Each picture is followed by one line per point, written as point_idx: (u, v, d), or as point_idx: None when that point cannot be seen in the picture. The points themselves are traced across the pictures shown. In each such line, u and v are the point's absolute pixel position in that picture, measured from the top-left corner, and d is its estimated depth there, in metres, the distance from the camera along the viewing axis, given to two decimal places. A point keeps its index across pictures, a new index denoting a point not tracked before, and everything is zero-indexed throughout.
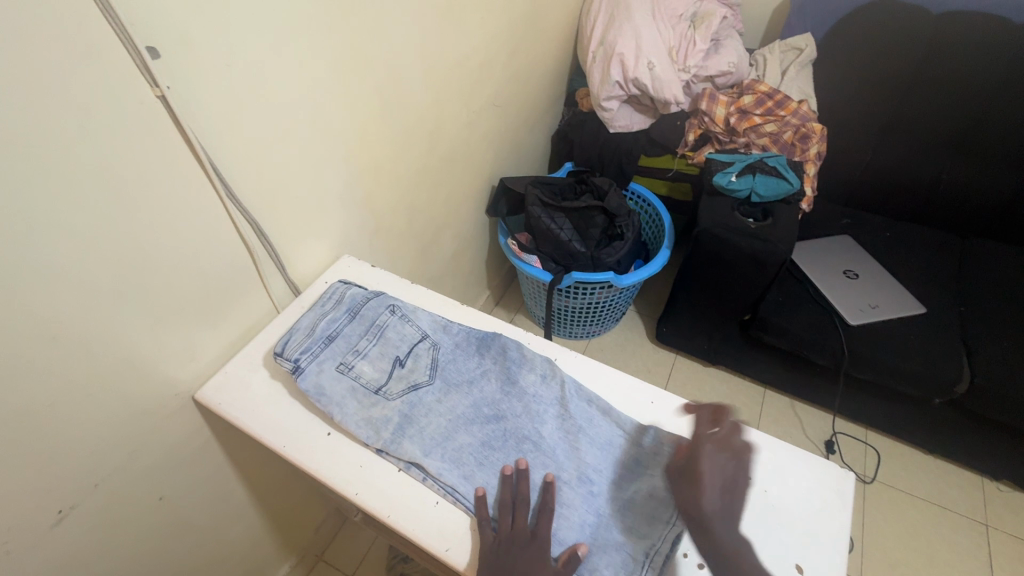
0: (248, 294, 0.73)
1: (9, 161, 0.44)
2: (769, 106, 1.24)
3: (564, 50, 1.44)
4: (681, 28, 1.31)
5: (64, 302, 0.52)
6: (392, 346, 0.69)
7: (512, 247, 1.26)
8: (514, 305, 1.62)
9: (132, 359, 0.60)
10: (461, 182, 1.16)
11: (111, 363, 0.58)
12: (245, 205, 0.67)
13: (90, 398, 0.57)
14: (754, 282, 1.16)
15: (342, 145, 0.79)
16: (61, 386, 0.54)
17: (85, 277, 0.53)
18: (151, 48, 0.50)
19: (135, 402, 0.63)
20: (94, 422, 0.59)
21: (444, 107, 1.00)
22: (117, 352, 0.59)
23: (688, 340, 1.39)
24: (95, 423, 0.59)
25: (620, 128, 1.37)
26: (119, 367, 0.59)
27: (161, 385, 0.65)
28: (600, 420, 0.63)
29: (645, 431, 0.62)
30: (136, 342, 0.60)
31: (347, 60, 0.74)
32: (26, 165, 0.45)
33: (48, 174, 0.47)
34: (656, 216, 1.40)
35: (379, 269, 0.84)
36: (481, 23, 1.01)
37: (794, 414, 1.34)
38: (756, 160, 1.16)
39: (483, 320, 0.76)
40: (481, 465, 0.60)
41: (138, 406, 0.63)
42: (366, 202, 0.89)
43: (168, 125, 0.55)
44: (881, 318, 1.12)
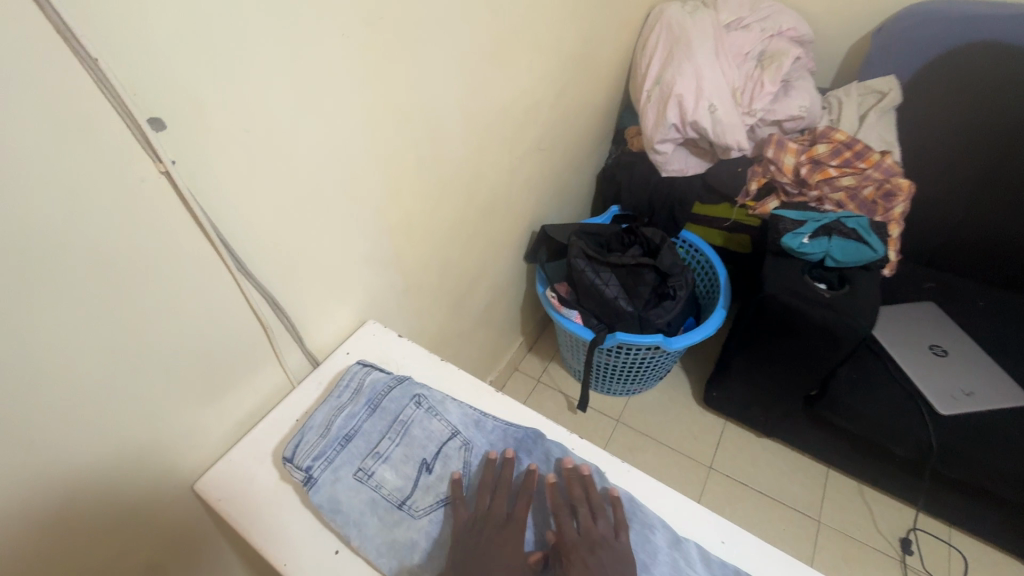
0: (260, 368, 0.66)
1: None
2: (846, 157, 1.09)
3: (615, 86, 1.35)
4: (746, 68, 1.20)
5: (49, 404, 0.45)
6: (418, 447, 0.60)
7: (551, 299, 1.17)
8: (548, 352, 1.52)
9: (124, 452, 0.53)
10: (500, 231, 1.08)
11: (99, 459, 0.51)
12: (261, 279, 0.60)
13: (72, 499, 0.50)
14: (825, 356, 1.02)
15: (373, 204, 0.72)
16: (40, 495, 0.47)
17: (74, 375, 0.46)
18: (154, 120, 0.43)
19: (126, 498, 0.55)
20: (77, 528, 0.51)
21: (486, 155, 0.92)
22: (105, 448, 0.51)
23: (741, 408, 1.26)
24: (77, 527, 0.51)
25: (673, 171, 1.27)
26: (107, 461, 0.52)
27: (153, 475, 0.57)
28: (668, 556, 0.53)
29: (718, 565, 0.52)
30: (127, 434, 0.53)
31: (381, 113, 0.66)
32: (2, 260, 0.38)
33: (29, 268, 0.40)
34: (710, 269, 1.28)
35: (405, 340, 0.76)
36: (529, 65, 0.93)
37: (863, 502, 1.19)
38: (832, 219, 1.01)
39: (520, 410, 0.66)
40: None
41: (129, 503, 0.56)
42: (397, 262, 0.81)
43: (173, 202, 0.48)
44: (979, 410, 0.97)
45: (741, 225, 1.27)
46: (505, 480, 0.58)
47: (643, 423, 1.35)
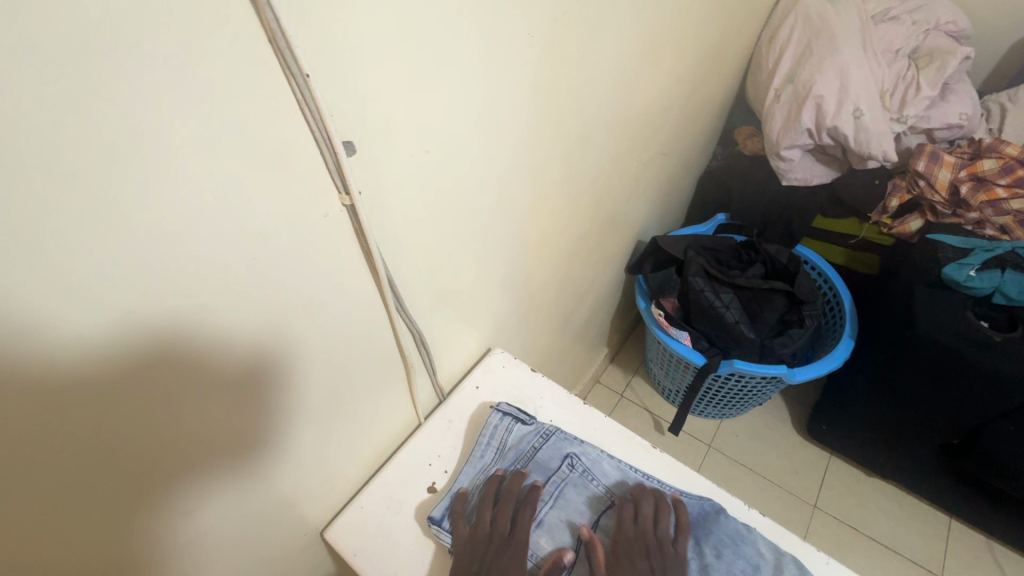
0: (394, 404, 0.59)
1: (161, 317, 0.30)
2: (1019, 176, 0.95)
3: (733, 82, 1.21)
4: (899, 67, 1.05)
5: (67, 319, 0.26)
6: (576, 512, 0.55)
7: (657, 317, 1.07)
8: (631, 365, 1.43)
9: (187, 400, 0.34)
10: (613, 241, 0.99)
11: (153, 408, 0.32)
12: (413, 314, 0.52)
13: (106, 463, 0.32)
14: (985, 406, 0.89)
15: (517, 222, 0.63)
16: (130, 510, 0.35)
17: (115, 285, 0.27)
18: (347, 142, 0.35)
19: (180, 468, 0.37)
20: (171, 547, 0.39)
21: (618, 163, 0.82)
22: (164, 392, 0.33)
23: (854, 445, 1.15)
24: (103, 506, 0.33)
25: (795, 180, 1.14)
26: (162, 410, 0.33)
27: (221, 442, 0.39)
28: None
29: None
30: (196, 372, 0.34)
31: (543, 121, 0.57)
32: (178, 316, 0.31)
33: (65, 76, 0.22)
34: (831, 293, 1.14)
35: (538, 374, 0.68)
36: (673, 62, 0.82)
37: (990, 559, 1.07)
38: (1006, 249, 0.89)
39: (683, 472, 0.60)
40: None
41: (186, 482, 0.38)
42: (524, 282, 0.73)
43: (349, 237, 0.40)
44: None
45: (868, 244, 1.13)
46: (516, 498, 0.54)
47: (738, 451, 1.25)
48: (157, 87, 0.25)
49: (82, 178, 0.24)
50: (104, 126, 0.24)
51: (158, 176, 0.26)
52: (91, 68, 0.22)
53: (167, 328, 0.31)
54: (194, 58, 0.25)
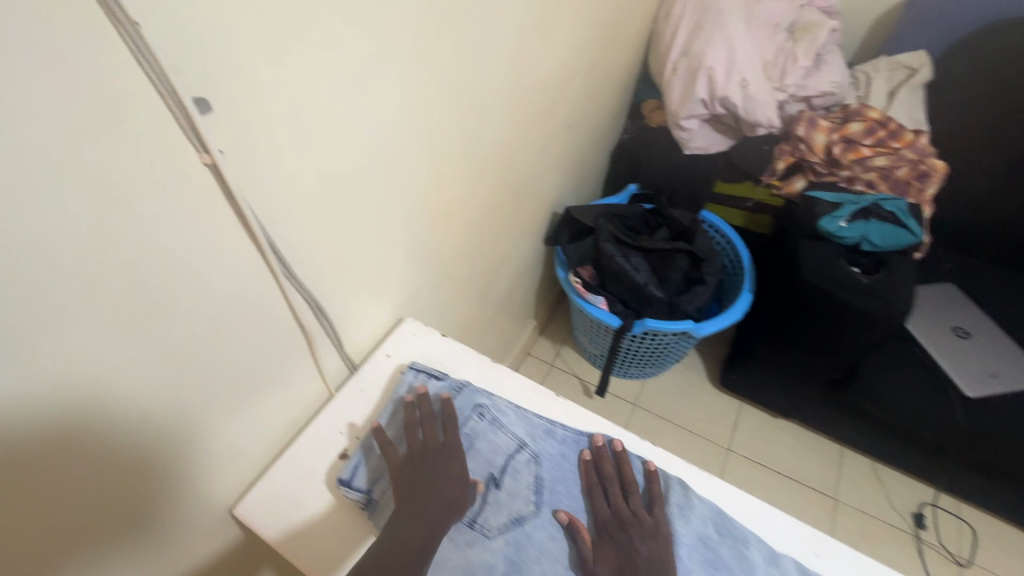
0: (299, 377, 0.59)
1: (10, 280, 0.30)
2: (880, 136, 1.07)
3: (637, 57, 1.27)
4: (779, 40, 1.14)
5: None
6: (485, 461, 0.56)
7: (575, 284, 1.12)
8: (561, 335, 1.48)
9: (94, 457, 0.40)
10: (527, 213, 1.02)
11: (34, 460, 0.35)
12: (305, 281, 0.52)
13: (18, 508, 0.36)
14: (858, 340, 1.00)
15: (415, 190, 0.64)
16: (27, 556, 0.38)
17: None
18: (199, 100, 0.35)
19: (60, 518, 0.39)
20: None
21: (521, 133, 0.85)
22: (43, 449, 0.36)
23: (761, 391, 1.25)
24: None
25: (696, 149, 1.22)
26: (71, 465, 0.38)
27: (85, 408, 0.37)
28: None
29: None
30: (88, 435, 0.38)
31: (430, 87, 0.58)
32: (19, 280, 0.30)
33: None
34: (732, 251, 1.24)
35: (449, 338, 0.70)
36: (568, 33, 0.85)
37: (877, 480, 1.20)
38: (870, 202, 0.99)
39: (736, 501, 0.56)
40: None
41: (64, 531, 0.40)
42: (432, 252, 0.74)
43: (218, 199, 0.40)
44: (1004, 392, 0.97)
45: (765, 206, 1.23)
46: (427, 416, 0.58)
47: (660, 407, 1.33)
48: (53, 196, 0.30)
49: None
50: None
51: None
52: None
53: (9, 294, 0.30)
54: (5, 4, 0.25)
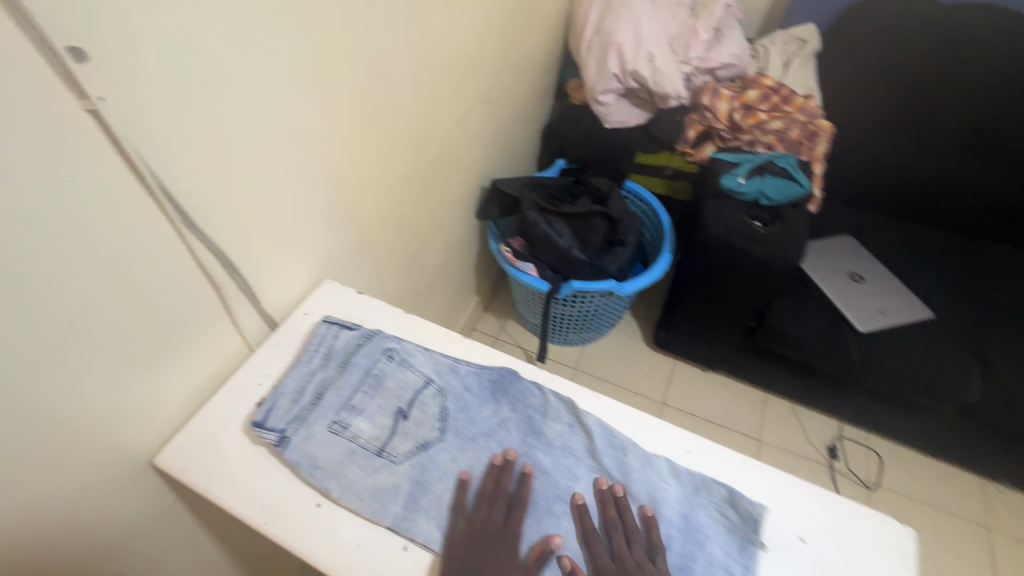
0: (215, 331, 0.62)
1: None
2: (775, 102, 1.17)
3: (556, 38, 1.34)
4: (682, 17, 1.22)
5: None
6: (393, 397, 0.61)
7: (505, 254, 1.18)
8: (504, 310, 1.54)
9: (37, 478, 0.48)
10: (451, 186, 1.07)
11: None
12: (208, 234, 0.56)
13: None
14: (760, 287, 1.10)
15: (321, 155, 0.68)
16: None
17: None
18: (73, 48, 0.39)
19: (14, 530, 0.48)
20: None
21: (433, 105, 0.89)
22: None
23: (688, 347, 1.34)
24: None
25: (616, 123, 1.29)
26: (15, 486, 0.47)
27: None
28: (656, 480, 0.55)
29: (677, 472, 0.56)
30: (28, 460, 0.47)
31: (322, 55, 0.62)
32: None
33: None
34: (654, 217, 1.32)
35: (365, 295, 0.74)
36: (472, 9, 0.90)
37: (796, 420, 1.30)
38: (765, 160, 1.10)
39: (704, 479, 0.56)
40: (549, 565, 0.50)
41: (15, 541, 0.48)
42: (348, 217, 0.78)
43: (103, 144, 0.43)
44: (891, 325, 1.08)
45: (681, 172, 1.31)
46: (374, 380, 0.61)
47: (599, 370, 1.40)
48: None
49: None
50: None
51: None
52: None
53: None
54: None
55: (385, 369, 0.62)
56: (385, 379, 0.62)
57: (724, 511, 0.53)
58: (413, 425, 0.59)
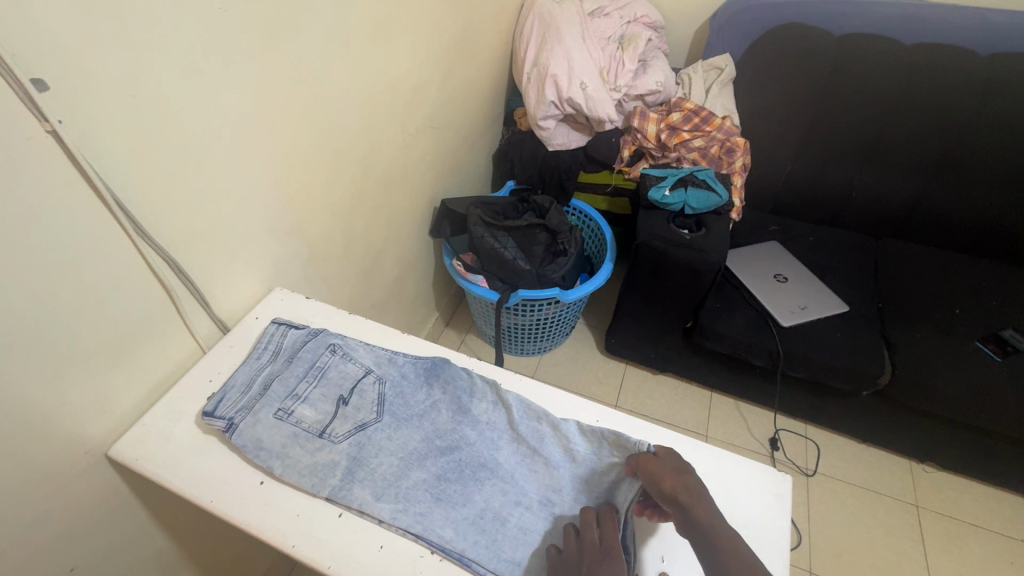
0: (168, 333, 0.68)
1: None
2: (696, 122, 1.30)
3: (500, 70, 1.46)
4: (610, 49, 1.36)
5: None
6: (335, 385, 0.67)
7: (458, 268, 1.26)
8: (464, 325, 1.60)
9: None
10: (401, 205, 1.15)
11: None
12: (161, 243, 0.63)
13: None
14: (691, 289, 1.19)
15: (268, 174, 0.76)
16: None
17: None
18: (36, 80, 0.46)
19: None
20: None
21: (377, 130, 0.98)
22: None
23: (635, 350, 1.42)
24: None
25: (558, 146, 1.40)
26: None
27: None
28: (564, 444, 0.62)
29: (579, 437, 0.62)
30: None
31: (266, 86, 0.71)
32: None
33: None
34: (597, 231, 1.42)
35: (313, 300, 0.81)
36: (412, 46, 1.01)
37: (739, 414, 1.39)
38: (687, 173, 1.21)
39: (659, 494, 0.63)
40: (473, 522, 0.57)
41: None
42: (297, 231, 0.86)
43: (63, 161, 0.50)
44: (810, 318, 1.19)
45: (620, 189, 1.42)
46: (319, 369, 0.67)
47: (555, 376, 1.47)
48: None
49: None
50: None
51: None
52: None
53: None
54: None
55: (329, 360, 0.68)
56: (328, 368, 0.68)
57: (619, 459, 0.60)
58: (360, 409, 0.65)
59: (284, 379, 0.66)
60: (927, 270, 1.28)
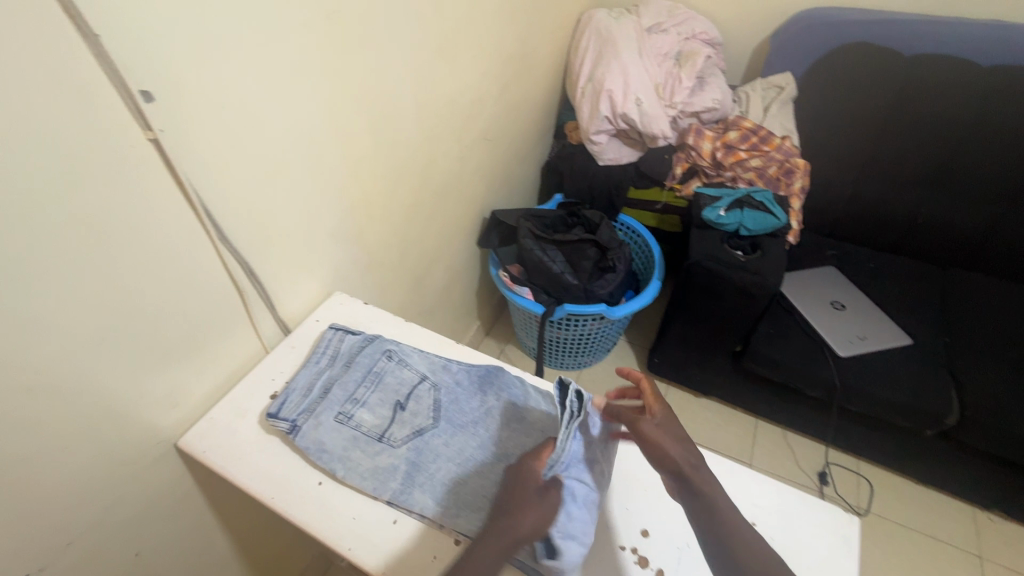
0: (237, 332, 0.71)
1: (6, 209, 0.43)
2: (753, 142, 1.27)
3: (554, 84, 1.47)
4: (667, 65, 1.35)
5: None
6: (392, 391, 0.68)
7: (504, 278, 1.27)
8: (505, 335, 1.61)
9: (78, 451, 0.56)
10: (453, 215, 1.17)
11: (38, 449, 0.52)
12: (237, 246, 0.66)
13: (27, 483, 0.52)
14: (744, 312, 1.16)
15: (336, 183, 0.79)
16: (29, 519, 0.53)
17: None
18: (145, 91, 0.49)
19: (55, 494, 0.55)
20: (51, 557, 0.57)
21: (437, 141, 1.01)
22: (42, 441, 0.52)
23: (679, 371, 1.39)
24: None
25: (609, 160, 1.39)
26: (60, 455, 0.54)
27: (51, 321, 0.49)
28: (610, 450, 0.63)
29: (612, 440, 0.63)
30: (74, 433, 0.55)
31: (340, 98, 0.73)
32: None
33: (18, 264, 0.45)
34: (645, 247, 1.40)
35: (371, 306, 0.83)
36: (474, 60, 1.03)
37: (786, 444, 1.34)
38: (744, 194, 1.19)
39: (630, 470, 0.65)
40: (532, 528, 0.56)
41: (57, 504, 0.55)
42: (357, 238, 0.88)
43: (160, 167, 0.53)
44: (868, 350, 1.14)
45: (670, 207, 1.41)
46: (376, 372, 0.69)
47: (594, 393, 1.45)
48: (59, 257, 0.48)
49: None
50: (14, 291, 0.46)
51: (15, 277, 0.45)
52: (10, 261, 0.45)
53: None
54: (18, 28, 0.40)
55: (385, 363, 0.70)
56: (385, 372, 0.69)
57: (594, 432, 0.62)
58: (417, 413, 0.66)
59: (344, 381, 0.68)
60: (1000, 304, 1.21)
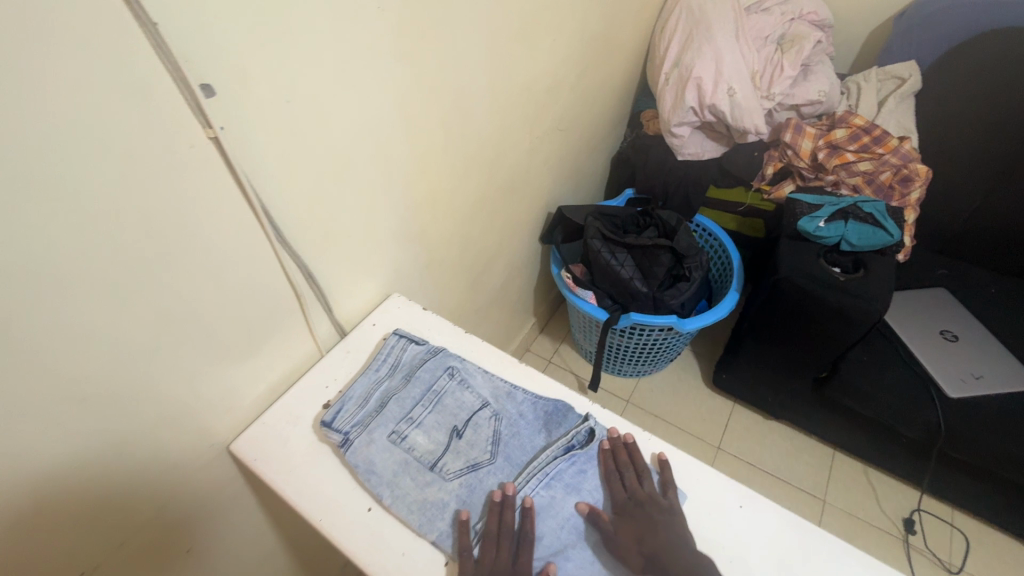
0: (292, 334, 0.68)
1: (53, 211, 0.40)
2: (864, 142, 1.12)
3: (634, 68, 1.34)
4: (766, 51, 1.20)
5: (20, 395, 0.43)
6: (450, 414, 0.63)
7: (566, 280, 1.18)
8: (560, 333, 1.54)
9: (130, 455, 0.54)
10: (519, 209, 1.09)
11: (89, 455, 0.50)
12: (296, 247, 0.62)
13: (77, 488, 0.50)
14: (837, 337, 1.03)
15: (400, 178, 0.73)
16: (79, 524, 0.52)
17: (47, 372, 0.44)
18: (204, 85, 0.44)
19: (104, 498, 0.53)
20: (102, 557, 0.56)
21: (508, 132, 0.93)
22: (93, 448, 0.50)
23: (750, 391, 1.28)
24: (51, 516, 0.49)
25: (689, 156, 1.24)
26: (112, 461, 0.52)
27: (104, 330, 0.46)
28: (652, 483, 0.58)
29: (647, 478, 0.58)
30: (125, 439, 0.53)
31: (410, 89, 0.67)
32: (44, 208, 0.39)
33: (67, 271, 0.42)
34: (722, 253, 1.28)
35: (430, 313, 0.78)
36: (554, 44, 0.93)
37: (868, 482, 1.20)
38: (849, 204, 1.04)
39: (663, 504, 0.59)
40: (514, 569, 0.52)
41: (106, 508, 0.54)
42: (419, 236, 0.83)
43: (219, 166, 0.49)
44: (987, 392, 0.98)
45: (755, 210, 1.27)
46: (437, 391, 0.64)
47: (653, 404, 1.36)
48: (108, 263, 0.44)
49: (47, 319, 0.42)
50: (61, 298, 0.42)
51: (64, 285, 0.42)
52: (59, 268, 0.41)
53: (35, 221, 0.39)
54: (64, 15, 0.35)
55: (448, 382, 0.65)
56: (445, 393, 0.65)
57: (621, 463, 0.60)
58: (472, 443, 0.61)
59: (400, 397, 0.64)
60: None
